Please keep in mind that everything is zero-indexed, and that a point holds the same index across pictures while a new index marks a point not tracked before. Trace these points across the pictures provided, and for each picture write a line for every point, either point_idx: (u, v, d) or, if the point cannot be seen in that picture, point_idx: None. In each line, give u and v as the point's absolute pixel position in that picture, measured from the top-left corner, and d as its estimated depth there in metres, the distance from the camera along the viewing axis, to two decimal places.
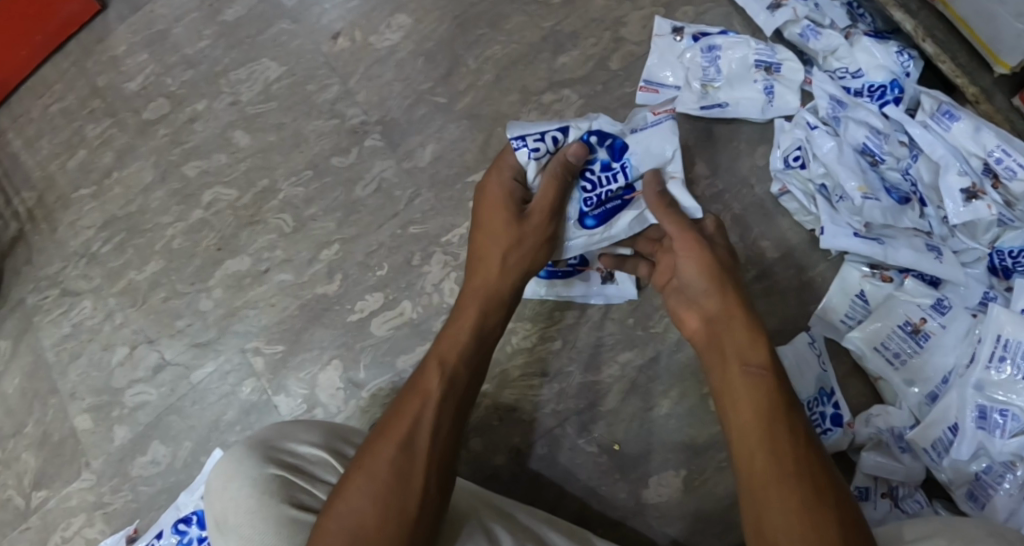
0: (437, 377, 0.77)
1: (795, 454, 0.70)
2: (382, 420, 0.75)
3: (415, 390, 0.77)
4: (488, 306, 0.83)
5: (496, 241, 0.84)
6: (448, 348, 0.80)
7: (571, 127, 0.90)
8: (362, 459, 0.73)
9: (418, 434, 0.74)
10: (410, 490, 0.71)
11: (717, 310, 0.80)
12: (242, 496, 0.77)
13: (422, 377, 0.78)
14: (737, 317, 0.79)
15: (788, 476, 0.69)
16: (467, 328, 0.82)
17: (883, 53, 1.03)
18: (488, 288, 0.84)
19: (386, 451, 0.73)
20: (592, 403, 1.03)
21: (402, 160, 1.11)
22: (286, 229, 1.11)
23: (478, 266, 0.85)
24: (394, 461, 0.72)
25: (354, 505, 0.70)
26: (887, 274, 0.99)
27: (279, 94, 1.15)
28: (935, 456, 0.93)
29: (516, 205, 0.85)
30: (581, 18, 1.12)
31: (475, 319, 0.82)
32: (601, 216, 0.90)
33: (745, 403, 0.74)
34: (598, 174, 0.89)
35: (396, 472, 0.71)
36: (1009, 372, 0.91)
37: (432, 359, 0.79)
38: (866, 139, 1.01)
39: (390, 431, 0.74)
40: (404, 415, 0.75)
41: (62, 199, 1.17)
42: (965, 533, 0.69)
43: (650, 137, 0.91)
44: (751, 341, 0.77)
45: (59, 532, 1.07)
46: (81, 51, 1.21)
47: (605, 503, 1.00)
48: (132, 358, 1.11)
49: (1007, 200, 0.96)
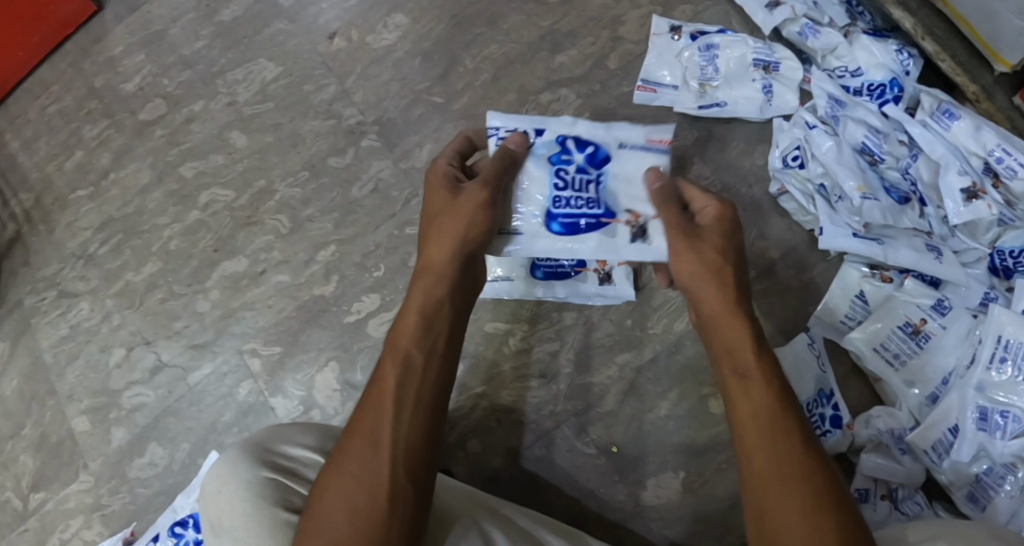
0: (392, 366, 0.75)
1: (795, 457, 0.69)
2: (351, 417, 0.75)
3: (374, 383, 0.75)
4: (436, 286, 0.79)
5: (438, 223, 0.80)
6: (402, 333, 0.77)
7: (548, 127, 0.84)
8: (337, 458, 0.72)
9: (380, 428, 0.72)
10: (375, 489, 0.70)
11: (708, 305, 0.77)
12: (237, 498, 0.77)
13: (380, 370, 0.76)
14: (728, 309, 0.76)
15: (793, 482, 0.68)
16: (416, 310, 0.78)
17: (882, 52, 1.02)
18: (433, 266, 0.79)
19: (353, 448, 0.72)
20: (590, 404, 1.02)
21: (399, 160, 1.11)
22: (283, 230, 1.11)
23: (425, 244, 0.81)
24: (365, 458, 0.71)
25: (329, 503, 0.70)
26: (887, 275, 0.98)
27: (276, 94, 1.15)
28: (935, 458, 0.92)
29: (451, 187, 0.82)
30: (579, 17, 1.12)
31: (424, 302, 0.78)
32: (568, 226, 0.83)
33: (745, 402, 0.72)
34: (572, 178, 0.83)
35: (364, 469, 0.71)
36: (1010, 373, 0.90)
37: (388, 348, 0.77)
38: (865, 138, 1.01)
39: (357, 428, 0.74)
40: (368, 411, 0.74)
41: (59, 201, 1.17)
42: (968, 535, 0.68)
43: (640, 158, 0.84)
44: (746, 340, 0.74)
45: (57, 534, 1.07)
46: (78, 51, 1.21)
47: (604, 505, 1.00)
48: (129, 360, 1.11)
49: (1008, 200, 0.95)
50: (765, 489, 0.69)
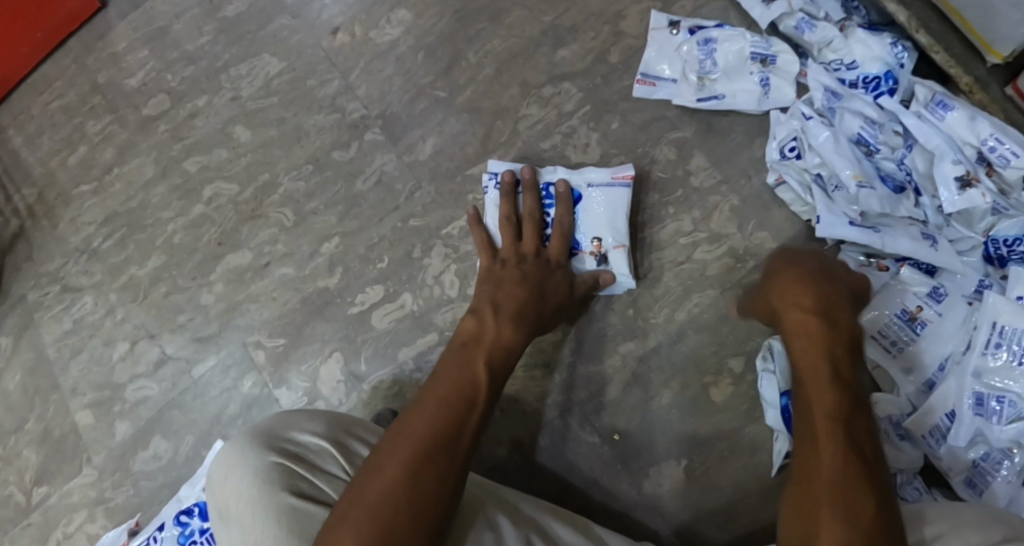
0: (482, 373, 0.81)
1: (844, 457, 0.72)
2: (414, 409, 0.77)
3: (459, 387, 0.79)
4: (526, 325, 0.92)
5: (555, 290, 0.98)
6: (487, 351, 0.85)
7: None
8: (391, 445, 0.74)
9: (459, 439, 0.74)
10: (425, 483, 0.71)
11: (792, 321, 0.84)
12: (244, 483, 0.78)
13: (469, 373, 0.81)
14: (809, 335, 0.82)
15: (846, 488, 0.70)
16: (500, 338, 0.88)
17: (878, 46, 1.04)
18: (527, 308, 0.94)
19: (415, 438, 0.74)
20: (594, 394, 1.03)
21: (402, 154, 1.12)
22: (288, 224, 1.12)
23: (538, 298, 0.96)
24: (424, 452, 0.73)
25: (378, 485, 0.71)
26: (883, 263, 1.00)
27: (280, 89, 1.16)
28: (933, 443, 0.94)
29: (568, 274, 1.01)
30: (580, 12, 1.13)
31: (506, 334, 0.89)
32: None
33: (814, 405, 0.77)
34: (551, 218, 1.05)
35: (419, 461, 0.72)
36: (1005, 358, 0.92)
37: (481, 358, 0.84)
38: (861, 129, 1.02)
39: (428, 417, 0.75)
40: (444, 411, 0.76)
41: (62, 196, 1.17)
42: (966, 519, 0.71)
43: (604, 195, 1.04)
44: (818, 349, 0.81)
45: (61, 529, 1.08)
46: (82, 48, 1.22)
47: (608, 494, 1.01)
48: (133, 353, 1.11)
49: (1001, 189, 0.97)
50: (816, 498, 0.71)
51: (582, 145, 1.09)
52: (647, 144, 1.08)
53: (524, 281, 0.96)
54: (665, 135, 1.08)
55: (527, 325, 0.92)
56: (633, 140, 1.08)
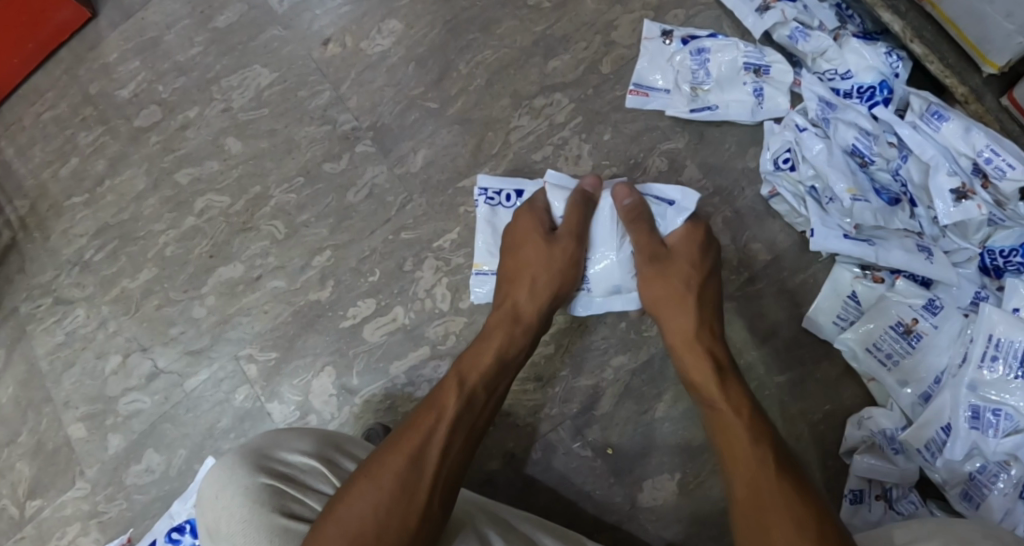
0: (454, 397, 0.84)
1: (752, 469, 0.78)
2: (396, 432, 0.80)
3: (430, 406, 0.83)
4: (514, 328, 0.93)
5: (534, 268, 0.96)
6: (470, 368, 0.88)
7: (527, 189, 1.06)
8: (372, 466, 0.77)
9: (429, 448, 0.79)
10: (393, 488, 0.75)
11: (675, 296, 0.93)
12: (235, 504, 0.77)
13: (441, 395, 0.84)
14: (705, 335, 0.91)
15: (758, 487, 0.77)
16: (489, 351, 0.90)
17: (872, 55, 1.03)
18: (516, 316, 0.94)
19: (394, 461, 0.77)
20: (587, 407, 1.03)
21: (393, 165, 1.11)
22: (279, 236, 1.11)
23: (512, 293, 0.96)
24: (403, 472, 0.76)
25: (357, 507, 0.73)
26: (878, 275, 0.99)
27: (271, 100, 1.15)
28: (929, 457, 0.93)
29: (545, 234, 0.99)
30: (572, 22, 1.12)
31: (495, 348, 0.90)
32: None
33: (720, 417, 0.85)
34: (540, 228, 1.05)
35: (401, 480, 0.75)
36: (1001, 371, 0.91)
37: (453, 377, 0.86)
38: (855, 140, 1.02)
39: (401, 443, 0.79)
40: (419, 428, 0.80)
41: (54, 207, 1.17)
42: (959, 533, 0.69)
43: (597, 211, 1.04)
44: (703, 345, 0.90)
45: (54, 541, 1.08)
46: (73, 58, 1.21)
47: (602, 507, 1.01)
48: (125, 367, 1.11)
49: (997, 200, 0.96)
50: (753, 504, 0.76)
51: (574, 156, 1.08)
52: (640, 154, 1.07)
53: (510, 281, 0.97)
54: (658, 146, 1.07)
55: (530, 332, 0.94)
56: (626, 150, 1.08)
